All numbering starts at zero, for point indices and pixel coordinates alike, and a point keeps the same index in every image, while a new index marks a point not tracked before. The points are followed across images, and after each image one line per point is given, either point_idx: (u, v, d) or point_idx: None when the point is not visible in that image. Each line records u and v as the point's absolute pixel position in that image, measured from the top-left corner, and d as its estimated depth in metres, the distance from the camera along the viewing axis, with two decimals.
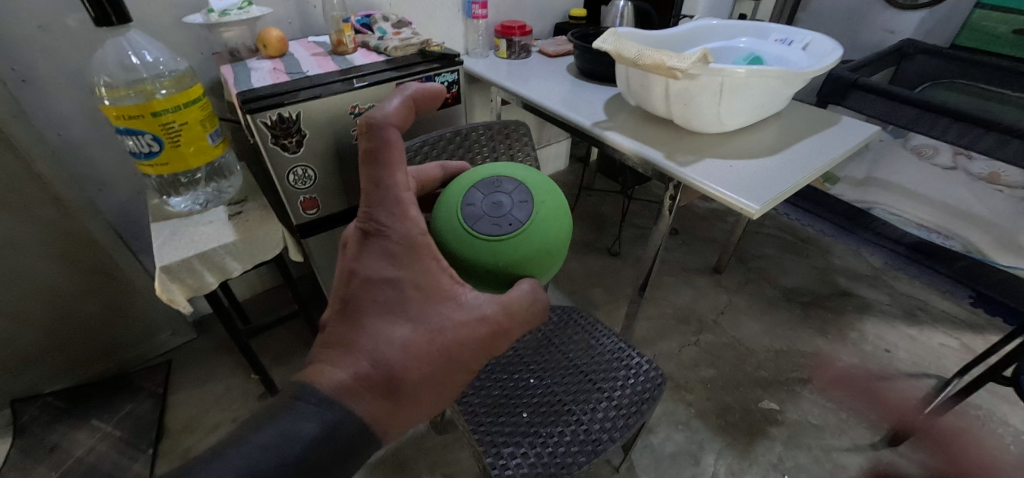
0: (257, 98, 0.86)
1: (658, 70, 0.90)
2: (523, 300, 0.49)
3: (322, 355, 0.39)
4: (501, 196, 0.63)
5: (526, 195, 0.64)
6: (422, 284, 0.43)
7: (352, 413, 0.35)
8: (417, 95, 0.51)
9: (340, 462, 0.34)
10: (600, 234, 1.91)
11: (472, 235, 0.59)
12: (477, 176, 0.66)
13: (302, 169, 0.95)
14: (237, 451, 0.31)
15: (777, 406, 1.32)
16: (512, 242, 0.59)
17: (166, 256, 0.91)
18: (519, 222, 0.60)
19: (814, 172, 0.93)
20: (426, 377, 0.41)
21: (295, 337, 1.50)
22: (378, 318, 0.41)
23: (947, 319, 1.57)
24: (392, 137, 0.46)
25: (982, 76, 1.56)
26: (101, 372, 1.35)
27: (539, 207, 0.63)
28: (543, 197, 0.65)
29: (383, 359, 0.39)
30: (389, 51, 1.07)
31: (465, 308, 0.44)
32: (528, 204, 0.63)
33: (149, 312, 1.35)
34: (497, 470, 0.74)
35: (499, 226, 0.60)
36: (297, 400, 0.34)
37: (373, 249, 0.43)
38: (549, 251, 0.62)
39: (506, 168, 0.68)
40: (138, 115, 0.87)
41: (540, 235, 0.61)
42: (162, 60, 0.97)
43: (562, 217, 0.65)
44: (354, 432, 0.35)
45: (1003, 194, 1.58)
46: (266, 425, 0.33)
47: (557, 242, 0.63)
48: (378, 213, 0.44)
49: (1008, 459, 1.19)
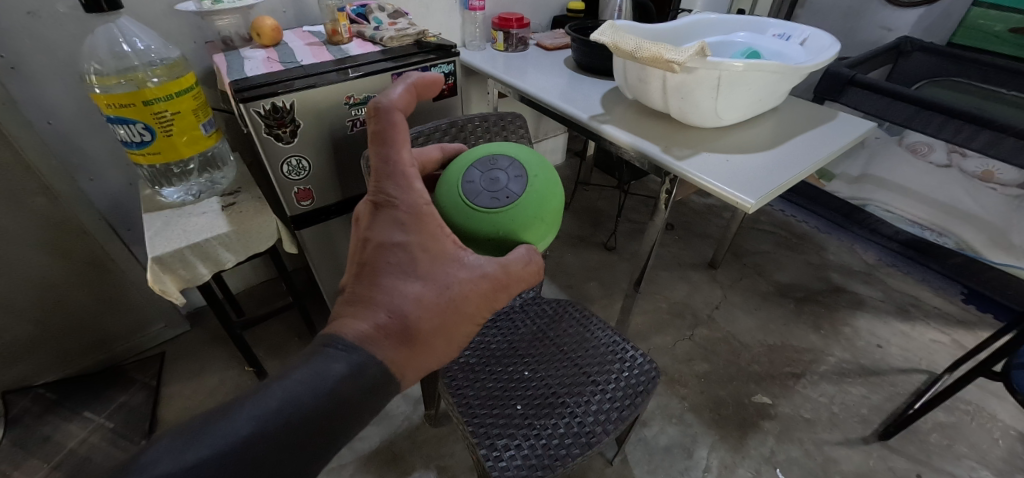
0: (250, 87, 0.85)
1: (656, 63, 0.89)
2: (524, 262, 0.50)
3: (344, 312, 0.40)
4: (497, 172, 0.63)
5: (521, 170, 0.64)
6: (430, 243, 0.43)
7: (375, 357, 0.37)
8: (418, 83, 0.47)
9: (369, 400, 0.36)
10: (596, 229, 1.91)
11: (472, 207, 0.59)
12: (471, 154, 0.66)
13: (296, 160, 0.94)
14: (279, 384, 0.33)
15: (769, 401, 1.33)
16: (510, 213, 0.60)
17: (158, 247, 0.90)
18: (515, 196, 0.61)
19: (810, 166, 0.93)
20: (439, 328, 0.42)
21: (290, 329, 1.50)
22: (389, 273, 0.41)
23: (939, 315, 1.58)
24: (399, 120, 0.44)
25: (977, 74, 1.57)
26: (95, 363, 1.34)
27: (534, 180, 0.64)
28: (536, 170, 0.65)
29: (399, 309, 0.40)
30: (385, 41, 1.06)
31: (469, 267, 0.45)
32: (522, 178, 0.63)
33: (142, 304, 1.34)
34: (491, 462, 0.74)
35: (496, 199, 0.60)
36: (326, 346, 0.37)
37: (382, 218, 0.43)
38: (545, 221, 0.62)
39: (497, 145, 0.68)
40: (129, 103, 0.86)
41: (535, 206, 0.62)
42: (153, 48, 0.96)
43: (556, 190, 0.66)
44: (379, 373, 0.37)
45: (996, 191, 1.57)
46: (300, 365, 0.35)
47: (552, 214, 0.64)
48: (386, 185, 0.43)
49: (997, 453, 1.21)
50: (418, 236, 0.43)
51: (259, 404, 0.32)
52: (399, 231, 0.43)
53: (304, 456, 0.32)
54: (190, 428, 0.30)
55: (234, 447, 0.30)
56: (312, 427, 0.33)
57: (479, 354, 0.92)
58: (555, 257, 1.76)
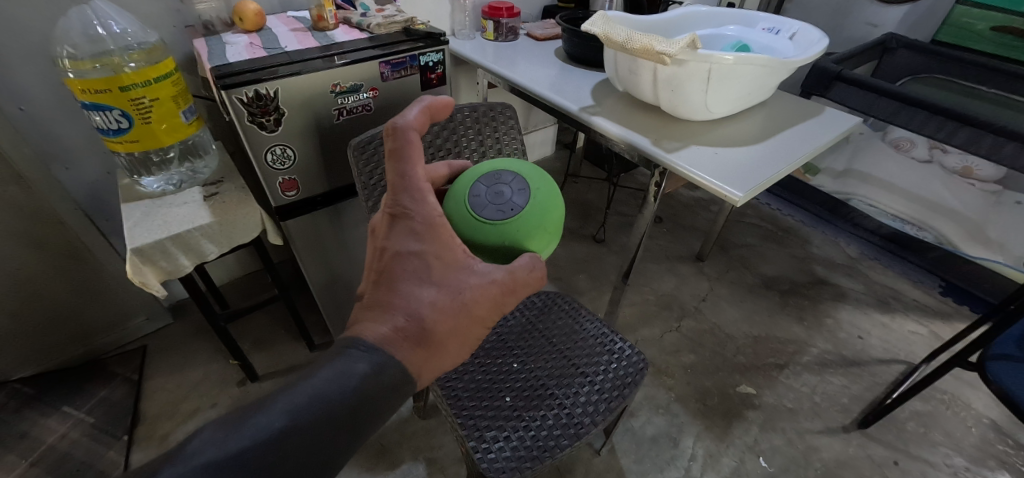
0: (232, 74, 0.83)
1: (646, 55, 0.89)
2: (529, 268, 0.51)
3: (362, 316, 0.40)
4: (501, 186, 0.62)
5: (524, 183, 0.63)
6: (445, 252, 0.43)
7: (394, 359, 0.38)
8: (433, 106, 0.48)
9: (388, 399, 0.37)
10: (585, 221, 1.92)
11: (480, 220, 0.58)
12: (476, 169, 0.65)
13: (281, 149, 0.92)
14: (307, 381, 0.35)
15: (753, 391, 1.35)
16: (517, 224, 0.59)
17: (137, 239, 0.87)
18: (520, 207, 0.60)
19: (799, 160, 0.94)
20: (452, 331, 0.42)
21: (276, 323, 1.48)
22: (406, 279, 0.42)
23: (917, 307, 1.62)
24: (416, 139, 0.44)
25: (959, 72, 1.60)
26: (73, 357, 1.31)
27: (538, 193, 0.63)
28: (539, 184, 0.65)
29: (418, 313, 0.41)
30: (372, 28, 1.04)
31: (479, 274, 0.45)
32: (526, 190, 0.63)
33: (122, 297, 1.31)
34: (480, 454, 0.74)
35: (503, 212, 0.59)
36: (348, 348, 0.38)
37: (398, 229, 0.43)
38: (550, 231, 0.62)
39: (500, 161, 0.67)
40: (106, 89, 0.83)
41: (541, 215, 0.61)
42: (130, 32, 0.92)
43: (558, 201, 0.66)
44: (397, 375, 0.38)
45: (975, 187, 1.67)
46: (322, 365, 0.36)
47: (555, 226, 0.64)
48: (404, 196, 0.43)
49: (970, 441, 1.25)
50: (432, 245, 0.43)
51: (289, 400, 0.33)
52: (414, 240, 0.43)
53: (330, 451, 0.33)
54: (229, 419, 0.32)
55: (272, 437, 0.31)
56: (336, 425, 0.34)
57: None
58: None
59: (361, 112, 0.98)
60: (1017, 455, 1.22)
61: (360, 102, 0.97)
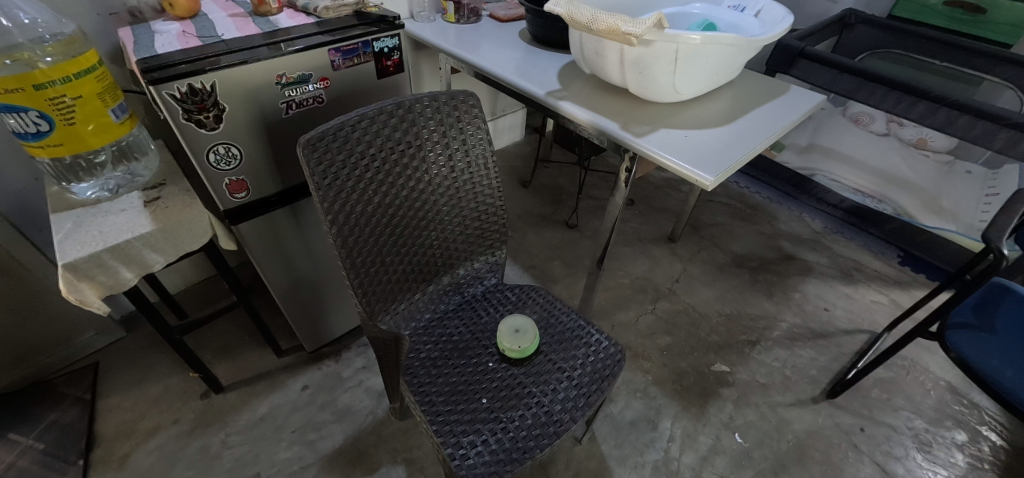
0: (161, 66, 0.75)
1: (613, 36, 0.85)
2: None
3: None
4: (518, 331, 0.88)
5: (519, 334, 0.87)
6: None
7: None
8: None
9: None
10: (557, 207, 1.89)
11: (524, 341, 0.86)
12: (513, 337, 0.87)
13: (224, 148, 0.85)
14: None
15: (727, 369, 1.38)
16: (525, 334, 0.87)
17: (68, 253, 0.79)
18: (525, 333, 0.88)
19: (766, 140, 0.93)
20: None
21: (239, 329, 1.41)
22: None
23: (878, 277, 1.67)
24: None
25: (913, 47, 1.62)
26: (15, 381, 1.21)
27: (523, 331, 0.88)
28: (519, 325, 0.89)
29: None
30: (319, 12, 0.96)
31: None
32: (519, 332, 0.88)
33: (65, 312, 1.21)
34: (458, 461, 0.72)
35: (518, 334, 0.88)
36: None
37: None
38: (517, 329, 0.88)
39: (517, 328, 0.88)
40: (17, 88, 0.74)
41: (523, 328, 0.88)
42: (42, 22, 0.84)
43: (524, 325, 0.89)
44: None
45: (928, 157, 1.80)
46: None
47: (525, 329, 0.88)
48: None
49: (928, 403, 1.31)
50: None
51: None
52: None
53: None
54: None
55: None
56: None
57: (442, 347, 0.89)
58: (517, 238, 1.74)
59: (312, 105, 0.92)
60: (972, 414, 1.29)
61: (310, 94, 0.90)
